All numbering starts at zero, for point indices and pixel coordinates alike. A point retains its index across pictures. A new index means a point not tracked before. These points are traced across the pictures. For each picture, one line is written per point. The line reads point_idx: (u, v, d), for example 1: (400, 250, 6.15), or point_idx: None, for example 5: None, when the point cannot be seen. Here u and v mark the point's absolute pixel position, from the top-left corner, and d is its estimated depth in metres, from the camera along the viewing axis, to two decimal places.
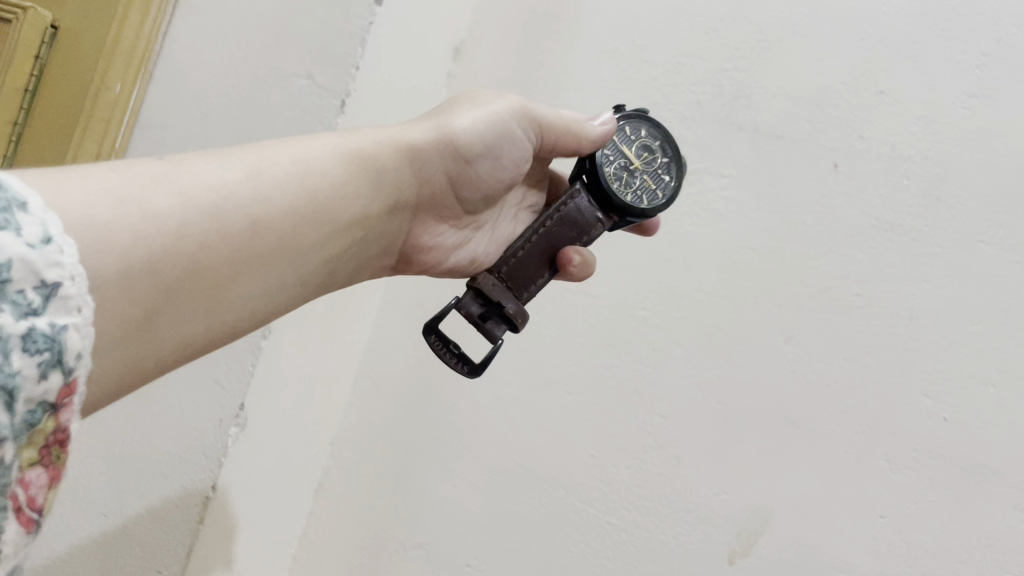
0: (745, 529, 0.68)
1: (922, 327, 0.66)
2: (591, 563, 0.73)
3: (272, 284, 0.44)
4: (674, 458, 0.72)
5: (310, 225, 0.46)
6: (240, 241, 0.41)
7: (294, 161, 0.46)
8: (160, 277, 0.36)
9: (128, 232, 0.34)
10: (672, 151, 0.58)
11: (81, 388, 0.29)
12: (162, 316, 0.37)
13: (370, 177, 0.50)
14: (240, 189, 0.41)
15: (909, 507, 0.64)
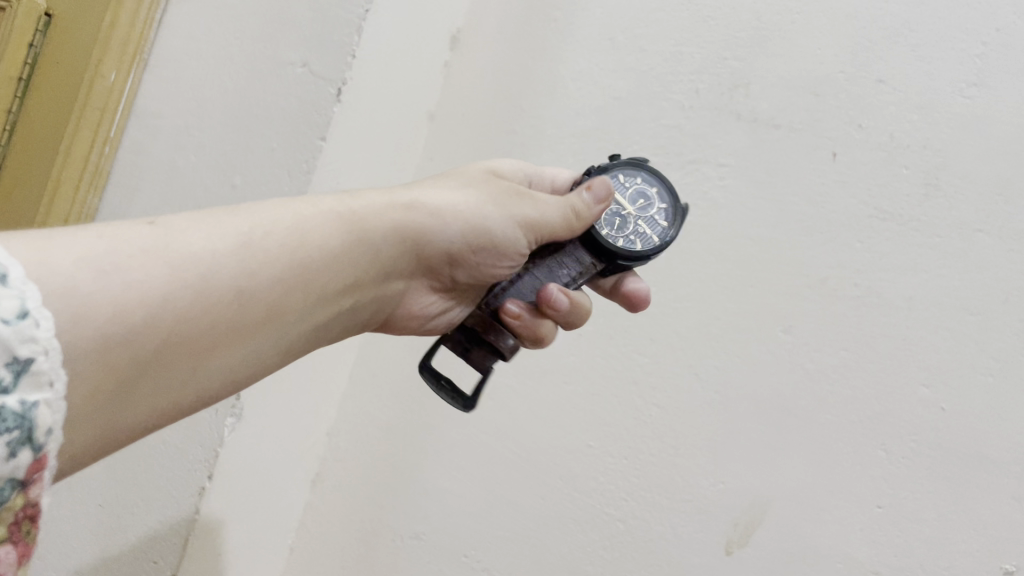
0: (742, 520, 0.68)
1: (920, 318, 0.66)
2: (588, 553, 0.73)
3: (253, 350, 0.44)
4: (671, 448, 0.72)
5: (301, 295, 0.46)
6: (222, 310, 0.40)
7: (290, 227, 0.45)
8: (137, 350, 0.36)
9: (110, 300, 0.34)
10: (668, 197, 0.58)
11: (52, 462, 0.30)
12: (134, 383, 0.37)
13: (368, 246, 0.49)
14: (230, 260, 0.41)
15: (907, 497, 0.64)
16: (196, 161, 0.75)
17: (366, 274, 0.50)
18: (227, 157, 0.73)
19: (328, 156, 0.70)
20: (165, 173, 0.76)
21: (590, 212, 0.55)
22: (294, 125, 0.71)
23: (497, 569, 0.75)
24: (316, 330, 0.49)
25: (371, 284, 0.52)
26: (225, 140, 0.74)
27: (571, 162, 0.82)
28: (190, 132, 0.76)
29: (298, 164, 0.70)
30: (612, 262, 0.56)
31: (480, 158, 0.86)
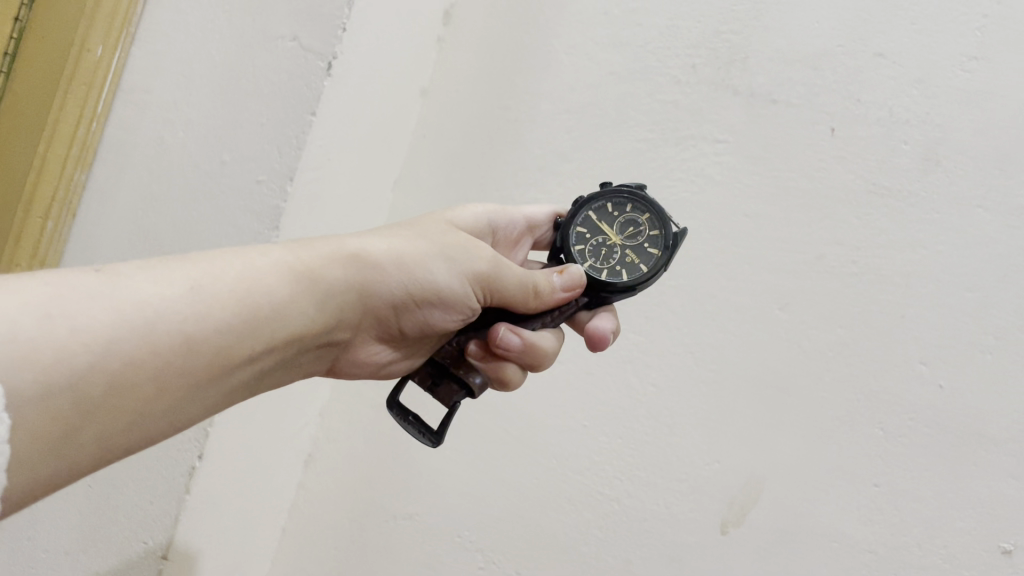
0: (738, 499, 0.68)
1: (918, 295, 0.65)
2: (583, 533, 0.72)
3: (202, 396, 0.45)
4: (666, 427, 0.71)
5: (247, 343, 0.45)
6: (171, 355, 0.42)
7: (241, 275, 0.46)
8: (81, 396, 0.38)
9: (51, 349, 0.37)
10: (658, 222, 0.58)
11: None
12: (82, 425, 0.39)
13: (314, 297, 0.49)
14: (176, 306, 0.42)
15: (904, 474, 0.63)
16: (185, 137, 0.74)
17: (312, 325, 0.49)
18: (215, 133, 0.72)
19: (318, 131, 0.69)
20: (154, 150, 0.75)
21: (551, 296, 0.56)
22: (283, 99, 0.69)
23: (491, 549, 0.75)
24: (262, 376, 0.49)
25: (319, 335, 0.50)
26: (213, 115, 0.73)
27: (566, 139, 0.80)
28: (178, 107, 0.75)
29: (287, 139, 0.68)
30: (596, 294, 0.58)
31: (474, 135, 0.85)
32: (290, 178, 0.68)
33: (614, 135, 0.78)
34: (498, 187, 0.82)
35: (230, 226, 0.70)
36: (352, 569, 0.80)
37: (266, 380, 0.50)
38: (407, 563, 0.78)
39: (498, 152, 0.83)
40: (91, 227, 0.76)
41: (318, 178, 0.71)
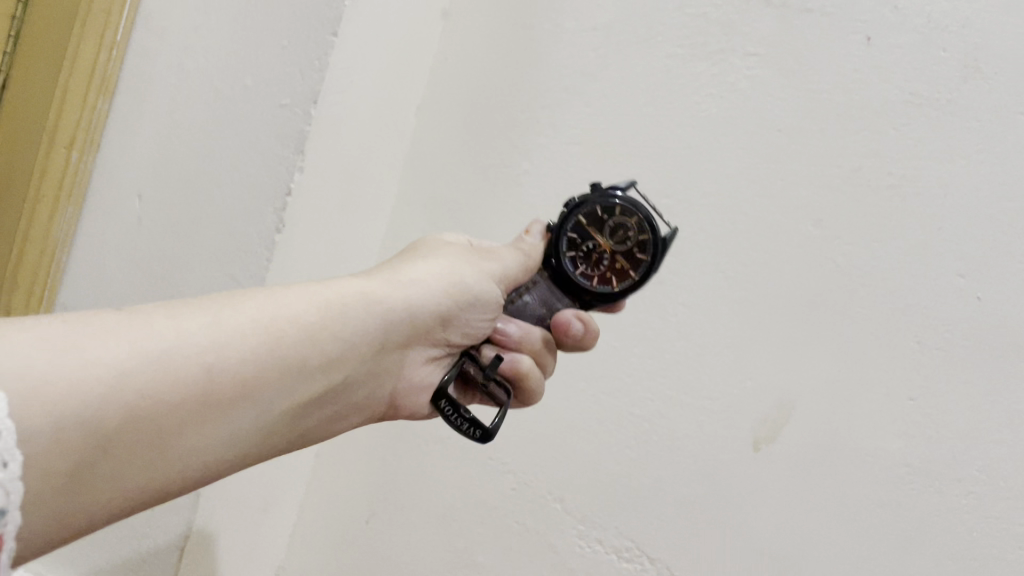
0: (772, 415, 0.68)
1: (956, 206, 0.64)
2: (615, 453, 0.73)
3: (230, 433, 0.45)
4: (698, 346, 0.71)
5: (274, 374, 0.46)
6: (190, 387, 0.42)
7: (264, 307, 0.47)
8: (98, 430, 0.38)
9: (65, 380, 0.37)
10: (647, 226, 0.59)
11: (8, 541, 0.34)
12: (97, 466, 0.39)
13: (339, 328, 0.50)
14: (194, 340, 0.43)
15: (940, 387, 0.63)
16: (205, 64, 0.73)
17: (344, 350, 0.50)
18: (236, 58, 0.71)
19: (340, 53, 0.67)
20: (174, 77, 0.74)
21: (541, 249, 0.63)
22: (304, 19, 0.68)
23: (523, 471, 0.76)
24: (295, 411, 0.49)
25: (355, 365, 0.52)
26: (234, 40, 0.72)
27: (590, 58, 0.79)
28: (197, 33, 0.74)
29: (309, 62, 0.67)
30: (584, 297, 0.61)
31: (497, 58, 0.83)
32: (314, 101, 0.67)
33: (641, 53, 0.76)
34: (523, 111, 0.81)
35: (254, 152, 0.69)
36: (385, 496, 0.81)
37: (299, 419, 0.50)
38: (441, 486, 0.79)
39: (523, 74, 0.81)
40: (116, 157, 0.76)
41: (342, 100, 0.70)
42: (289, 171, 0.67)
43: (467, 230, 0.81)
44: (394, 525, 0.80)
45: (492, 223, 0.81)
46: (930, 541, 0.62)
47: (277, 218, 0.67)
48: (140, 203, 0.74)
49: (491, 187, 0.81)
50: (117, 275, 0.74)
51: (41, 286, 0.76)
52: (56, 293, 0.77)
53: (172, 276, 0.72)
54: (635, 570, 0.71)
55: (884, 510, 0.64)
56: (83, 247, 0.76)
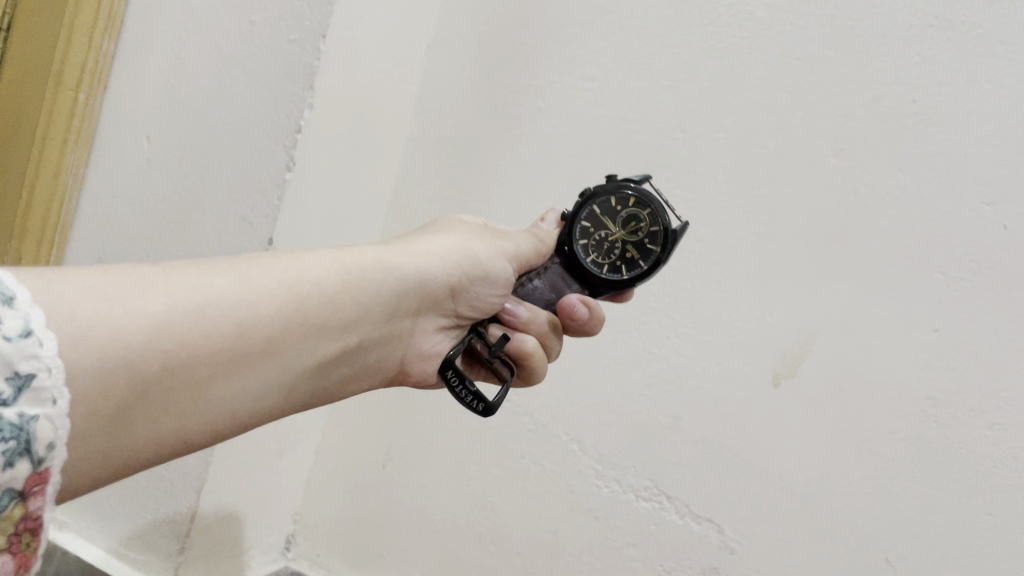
0: (791, 350, 0.67)
1: (981, 131, 0.62)
2: (632, 392, 0.73)
3: (257, 387, 0.45)
4: (716, 283, 0.70)
5: (300, 331, 0.46)
6: (223, 339, 0.42)
7: (290, 268, 0.47)
8: (139, 376, 0.38)
9: (107, 326, 0.36)
10: (658, 218, 0.57)
11: (54, 476, 0.33)
12: (134, 414, 0.38)
13: (359, 291, 0.50)
14: (226, 294, 0.43)
15: (964, 317, 0.62)
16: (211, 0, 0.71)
17: (364, 312, 0.51)
18: None
19: None
20: (180, 14, 0.73)
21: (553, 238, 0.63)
22: None
23: (540, 412, 0.76)
24: (315, 371, 0.49)
25: (371, 330, 0.52)
26: None
27: None
28: None
29: None
30: (595, 286, 0.59)
31: None
32: (322, 36, 0.65)
33: None
34: (536, 49, 0.79)
35: (262, 89, 0.68)
36: (401, 440, 0.82)
37: (318, 379, 0.50)
38: (457, 429, 0.79)
39: (535, 11, 0.80)
40: (124, 98, 0.75)
41: (351, 35, 0.68)
42: (298, 107, 0.66)
43: (479, 172, 0.80)
44: (411, 468, 0.81)
45: (504, 164, 0.79)
46: (953, 474, 0.61)
47: (288, 158, 0.66)
48: (149, 145, 0.73)
49: (503, 128, 0.80)
50: (128, 218, 0.74)
51: (51, 229, 0.75)
52: (66, 237, 0.76)
53: (183, 217, 0.71)
54: (653, 508, 0.71)
55: (906, 443, 0.63)
56: (94, 191, 0.76)
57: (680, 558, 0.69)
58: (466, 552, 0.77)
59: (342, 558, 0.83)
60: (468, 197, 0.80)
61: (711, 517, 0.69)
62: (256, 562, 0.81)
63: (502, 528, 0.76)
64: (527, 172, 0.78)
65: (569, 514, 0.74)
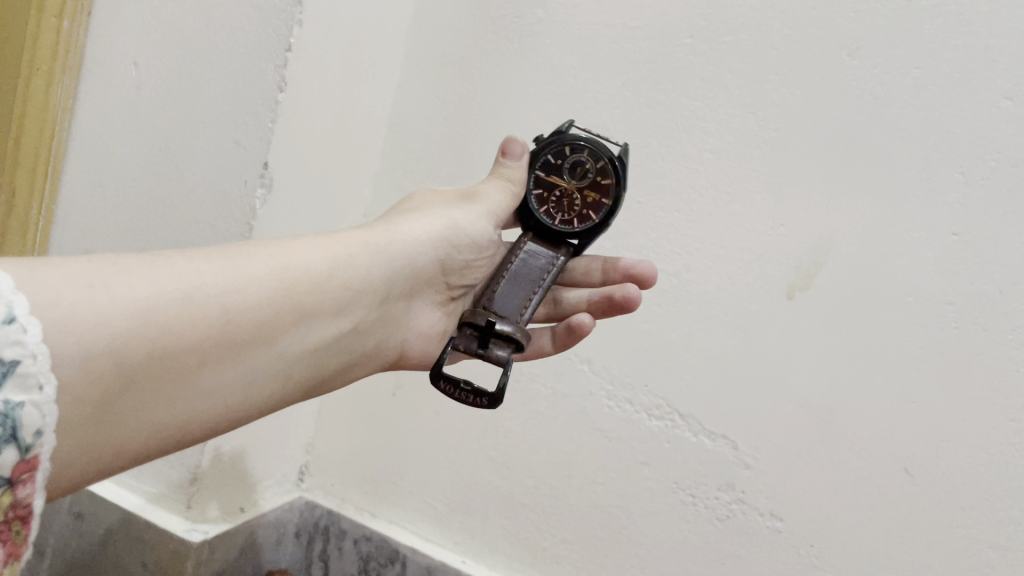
0: (805, 260, 0.65)
1: (1005, 22, 0.59)
2: (642, 311, 0.71)
3: (249, 377, 0.44)
4: (726, 194, 0.68)
5: (289, 319, 0.45)
6: (212, 325, 0.41)
7: (277, 255, 0.46)
8: (126, 364, 0.37)
9: (93, 313, 0.36)
10: (598, 152, 0.54)
11: (44, 462, 0.34)
12: (124, 403, 0.38)
13: (350, 277, 0.49)
14: (213, 280, 0.42)
15: (986, 220, 0.59)
16: None
17: (356, 299, 0.49)
18: None
19: None
20: None
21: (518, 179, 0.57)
22: None
23: None
24: (309, 361, 0.48)
25: (365, 313, 0.50)
26: None
27: None
28: None
29: None
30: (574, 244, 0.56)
31: None
32: None
33: None
34: None
35: (250, 7, 0.65)
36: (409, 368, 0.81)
37: (316, 369, 0.49)
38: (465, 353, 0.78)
39: None
40: (110, 23, 0.73)
41: None
42: (287, 24, 0.63)
43: (480, 91, 0.77)
44: (420, 395, 0.80)
45: (505, 82, 0.76)
46: (974, 381, 0.59)
47: (279, 79, 0.64)
48: (137, 72, 0.71)
49: (502, 44, 0.77)
50: (120, 147, 0.72)
51: (43, 165, 0.74)
52: (60, 172, 0.75)
53: (174, 144, 0.69)
54: (665, 427, 0.70)
55: (925, 352, 0.61)
56: (85, 120, 0.74)
57: (694, 475, 0.68)
58: (479, 477, 0.77)
59: (356, 487, 0.83)
60: (469, 116, 0.78)
61: (724, 434, 0.68)
62: (271, 493, 0.81)
63: (514, 451, 0.76)
64: (529, 89, 0.76)
65: (581, 435, 0.73)
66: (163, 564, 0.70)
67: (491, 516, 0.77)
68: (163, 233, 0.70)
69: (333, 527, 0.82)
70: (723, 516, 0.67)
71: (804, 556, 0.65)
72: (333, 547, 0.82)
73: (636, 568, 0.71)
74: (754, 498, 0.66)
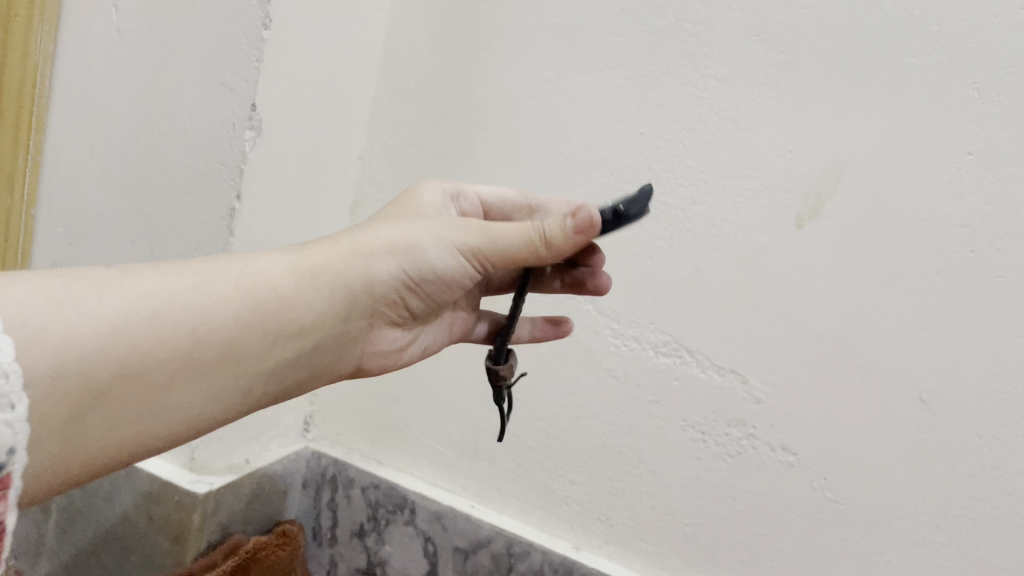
0: (815, 188, 0.63)
1: None
2: (647, 247, 0.69)
3: (212, 392, 0.43)
4: (732, 123, 0.65)
5: (254, 338, 0.44)
6: (175, 342, 0.40)
7: (245, 272, 0.44)
8: (91, 381, 0.37)
9: (59, 331, 0.35)
10: None
11: (16, 481, 0.33)
12: (89, 418, 0.37)
13: (314, 300, 0.47)
14: (180, 298, 0.41)
15: (1002, 138, 0.57)
16: None
17: (319, 321, 0.47)
18: None
19: None
20: None
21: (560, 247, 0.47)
22: None
23: None
24: (274, 378, 0.46)
25: (326, 335, 0.48)
26: None
27: None
28: None
29: None
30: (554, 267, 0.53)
31: None
32: None
33: None
34: None
35: None
36: None
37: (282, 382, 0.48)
38: None
39: None
40: None
41: None
42: None
43: (473, 24, 0.75)
44: None
45: (499, 13, 0.74)
46: (990, 306, 0.58)
47: (263, 15, 0.61)
48: (118, 15, 0.68)
49: None
50: (104, 94, 0.70)
51: (28, 114, 0.72)
52: (44, 123, 0.73)
53: (160, 90, 0.67)
54: (674, 364, 0.68)
55: (940, 278, 0.59)
56: (67, 67, 0.72)
57: (704, 412, 0.67)
58: (486, 421, 0.76)
59: (362, 435, 0.83)
60: (463, 52, 0.75)
61: (734, 369, 0.66)
62: (277, 444, 0.81)
63: (520, 394, 0.75)
64: (524, 21, 0.73)
65: (587, 376, 0.72)
66: (170, 516, 0.69)
67: (498, 460, 0.76)
68: (152, 182, 0.68)
69: (340, 476, 0.81)
70: (735, 452, 0.66)
71: (817, 489, 0.64)
72: (341, 496, 0.81)
73: (646, 507, 0.70)
74: (765, 433, 0.65)
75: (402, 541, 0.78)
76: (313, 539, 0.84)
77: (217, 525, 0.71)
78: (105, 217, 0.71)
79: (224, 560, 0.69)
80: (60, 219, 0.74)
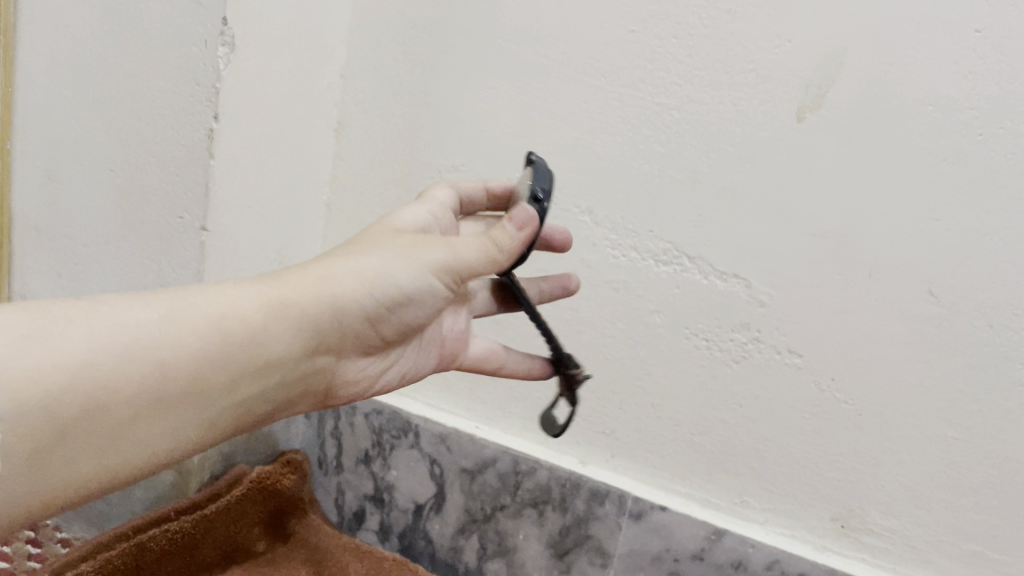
0: (816, 78, 0.60)
1: None
2: (642, 152, 0.67)
3: (181, 433, 0.39)
4: (726, 13, 0.62)
5: (221, 377, 0.40)
6: (145, 381, 0.36)
7: (217, 313, 0.40)
8: (56, 419, 0.33)
9: (18, 369, 0.32)
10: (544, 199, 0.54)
11: None
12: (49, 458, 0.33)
13: (282, 338, 0.43)
14: (150, 338, 0.37)
15: (1012, 11, 0.54)
16: None
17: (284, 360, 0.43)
18: None
19: None
20: None
21: (507, 246, 0.50)
22: None
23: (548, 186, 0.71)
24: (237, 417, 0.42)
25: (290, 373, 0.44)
26: None
27: None
28: None
29: None
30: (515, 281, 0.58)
31: None
32: None
33: None
34: None
35: None
36: None
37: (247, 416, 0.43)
38: None
39: None
40: None
41: None
42: None
43: None
44: None
45: None
46: (1000, 190, 0.55)
47: None
48: None
49: None
50: (69, 18, 0.67)
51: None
52: (13, 51, 0.70)
53: (125, 10, 0.64)
54: (673, 272, 0.66)
55: (947, 164, 0.57)
56: None
57: (706, 318, 0.66)
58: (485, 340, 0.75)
59: None
60: None
61: (736, 273, 0.64)
62: None
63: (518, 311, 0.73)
64: None
65: (585, 288, 0.70)
66: None
67: (500, 380, 0.75)
68: (127, 108, 0.66)
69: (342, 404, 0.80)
70: (739, 358, 0.65)
71: (824, 390, 0.62)
72: (345, 424, 0.80)
73: (651, 418, 0.69)
74: (770, 335, 0.64)
75: (408, 465, 0.77)
76: (319, 467, 0.83)
77: (218, 455, 0.71)
78: (81, 146, 0.69)
79: (229, 490, 0.70)
80: (36, 151, 0.72)
